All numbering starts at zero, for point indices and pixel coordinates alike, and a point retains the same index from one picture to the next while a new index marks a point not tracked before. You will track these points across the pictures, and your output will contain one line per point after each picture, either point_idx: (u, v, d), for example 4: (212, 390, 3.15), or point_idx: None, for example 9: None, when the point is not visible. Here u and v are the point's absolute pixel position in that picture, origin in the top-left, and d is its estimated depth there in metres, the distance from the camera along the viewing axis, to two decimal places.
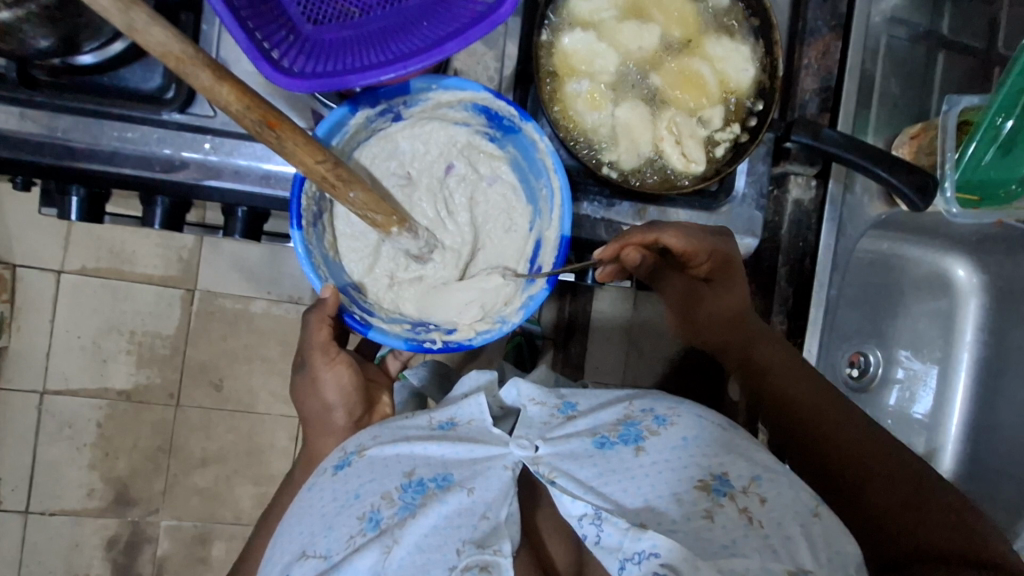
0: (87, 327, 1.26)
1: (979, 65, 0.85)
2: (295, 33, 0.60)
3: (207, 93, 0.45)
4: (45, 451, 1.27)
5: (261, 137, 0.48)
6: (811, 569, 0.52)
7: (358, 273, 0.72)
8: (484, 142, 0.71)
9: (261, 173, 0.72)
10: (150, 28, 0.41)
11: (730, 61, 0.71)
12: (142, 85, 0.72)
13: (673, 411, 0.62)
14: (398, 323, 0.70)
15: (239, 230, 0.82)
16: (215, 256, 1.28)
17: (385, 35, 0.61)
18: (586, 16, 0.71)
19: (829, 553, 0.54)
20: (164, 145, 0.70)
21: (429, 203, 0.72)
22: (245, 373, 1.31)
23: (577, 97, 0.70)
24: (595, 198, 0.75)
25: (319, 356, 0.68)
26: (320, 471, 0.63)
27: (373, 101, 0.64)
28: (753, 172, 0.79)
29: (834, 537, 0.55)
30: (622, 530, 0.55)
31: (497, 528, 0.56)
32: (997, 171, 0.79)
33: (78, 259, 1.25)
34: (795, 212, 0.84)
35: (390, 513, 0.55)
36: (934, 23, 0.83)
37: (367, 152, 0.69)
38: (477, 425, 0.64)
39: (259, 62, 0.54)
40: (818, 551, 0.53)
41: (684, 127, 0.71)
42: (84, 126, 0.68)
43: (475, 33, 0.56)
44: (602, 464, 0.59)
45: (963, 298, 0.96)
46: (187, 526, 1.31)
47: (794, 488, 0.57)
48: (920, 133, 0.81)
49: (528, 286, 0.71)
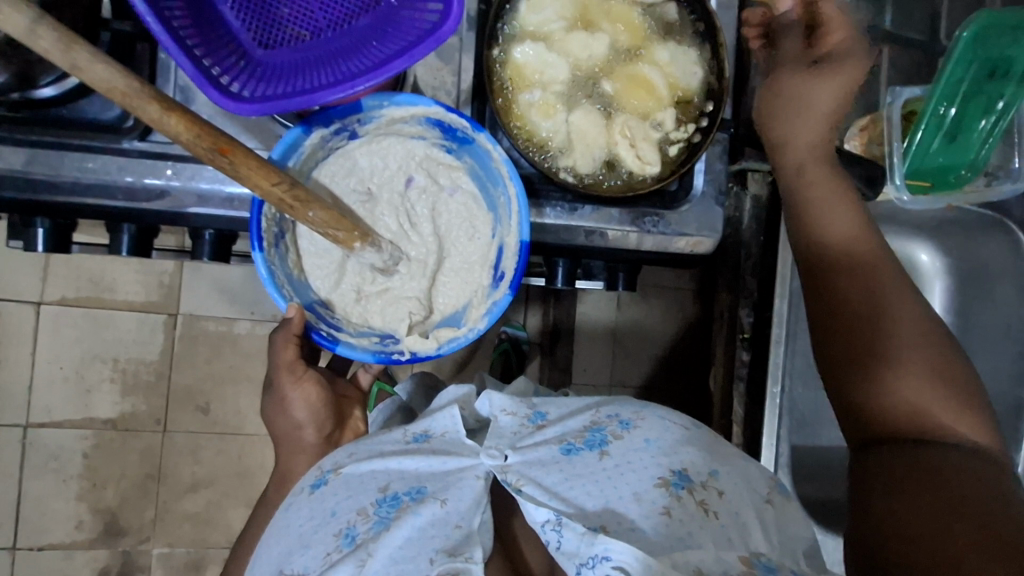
0: (69, 358, 1.26)
1: (925, 57, 0.88)
2: (246, 58, 0.61)
3: (156, 126, 0.46)
4: (30, 485, 1.25)
5: (214, 163, 0.50)
6: (764, 552, 0.55)
7: (324, 289, 0.73)
8: (442, 153, 0.73)
9: (224, 196, 0.73)
10: (93, 65, 0.42)
11: (677, 66, 0.74)
12: (101, 115, 0.71)
13: (638, 416, 0.65)
14: (366, 336, 0.72)
15: (207, 254, 0.82)
16: (196, 279, 1.28)
17: (336, 55, 0.63)
18: (537, 29, 0.73)
19: (782, 537, 0.58)
20: (126, 173, 0.71)
21: (391, 217, 0.73)
22: (232, 395, 1.31)
23: (530, 107, 0.72)
24: (557, 203, 0.76)
25: (286, 374, 0.69)
26: (297, 491, 0.63)
27: (326, 120, 0.66)
28: (711, 170, 0.80)
29: (785, 521, 0.59)
30: (579, 534, 0.55)
31: (470, 536, 0.56)
32: (947, 158, 0.82)
33: (57, 290, 1.25)
34: (755, 207, 0.88)
35: (366, 528, 0.56)
36: (878, 20, 0.86)
37: (327, 169, 0.70)
38: (451, 436, 0.65)
39: (207, 89, 0.55)
40: (771, 534, 0.56)
41: (637, 130, 0.73)
42: (43, 158, 0.69)
43: (420, 51, 0.58)
44: (567, 469, 0.60)
45: (927, 282, 0.98)
46: (180, 553, 1.30)
47: (748, 476, 0.60)
48: (869, 125, 0.84)
49: (492, 292, 0.73)
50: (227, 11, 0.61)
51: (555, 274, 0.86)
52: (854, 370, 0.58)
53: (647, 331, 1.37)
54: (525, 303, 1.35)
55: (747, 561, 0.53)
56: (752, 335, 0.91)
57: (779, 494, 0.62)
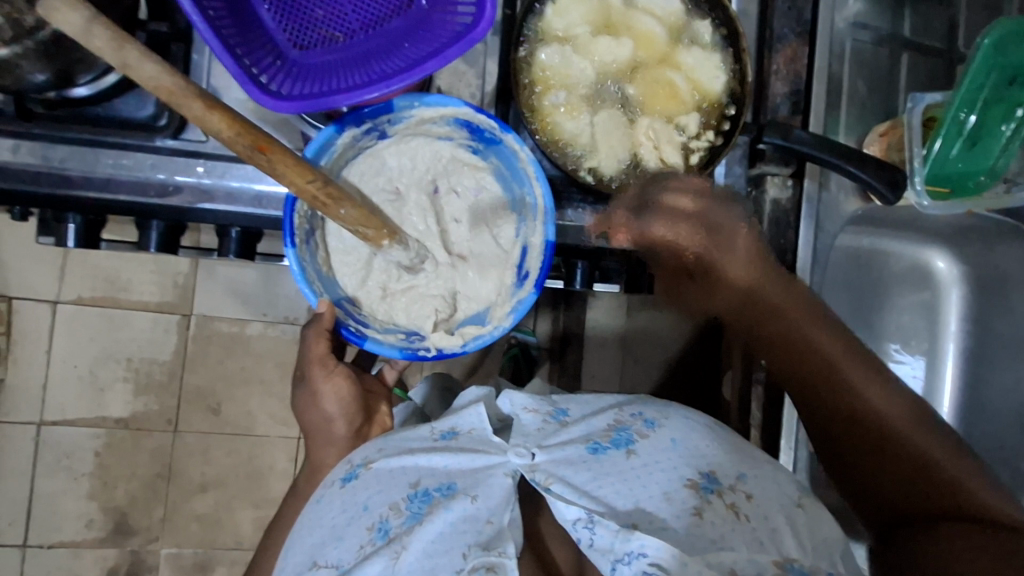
0: (84, 357, 1.27)
1: (943, 64, 0.89)
2: (282, 58, 0.63)
3: (198, 122, 0.47)
4: (42, 482, 1.26)
5: (252, 161, 0.51)
6: (797, 557, 0.55)
7: (351, 286, 0.74)
8: (467, 154, 0.74)
9: (252, 194, 0.75)
10: (143, 63, 0.44)
11: (701, 70, 0.75)
12: (135, 114, 0.72)
13: (662, 415, 0.66)
14: (393, 333, 0.73)
15: (232, 251, 0.83)
16: (211, 280, 1.30)
17: (369, 57, 0.64)
18: (561, 32, 0.74)
19: (815, 540, 0.57)
20: (158, 171, 0.72)
21: (418, 217, 0.75)
22: (244, 396, 1.32)
23: (556, 108, 0.74)
24: (578, 204, 0.78)
25: (318, 369, 0.71)
26: (327, 484, 0.64)
27: (358, 120, 0.67)
28: (731, 173, 0.85)
29: (817, 525, 0.59)
30: (613, 531, 0.56)
31: (501, 532, 0.57)
32: (965, 164, 0.83)
33: (73, 289, 1.26)
34: (774, 211, 0.86)
35: (399, 522, 0.57)
36: (896, 27, 0.87)
37: (356, 169, 0.72)
38: (477, 434, 0.66)
39: (248, 87, 0.57)
40: (802, 538, 0.56)
41: (662, 134, 0.74)
42: (79, 155, 0.71)
43: (453, 52, 0.59)
44: (596, 468, 0.60)
45: (944, 289, 0.96)
46: (189, 553, 1.30)
47: (778, 481, 0.61)
48: (889, 131, 0.84)
49: (516, 291, 0.74)
50: (265, 13, 0.63)
51: (573, 276, 0.86)
52: (816, 393, 0.69)
53: (658, 338, 1.37)
54: (536, 308, 1.35)
55: (780, 566, 0.53)
56: None
57: (809, 499, 0.61)
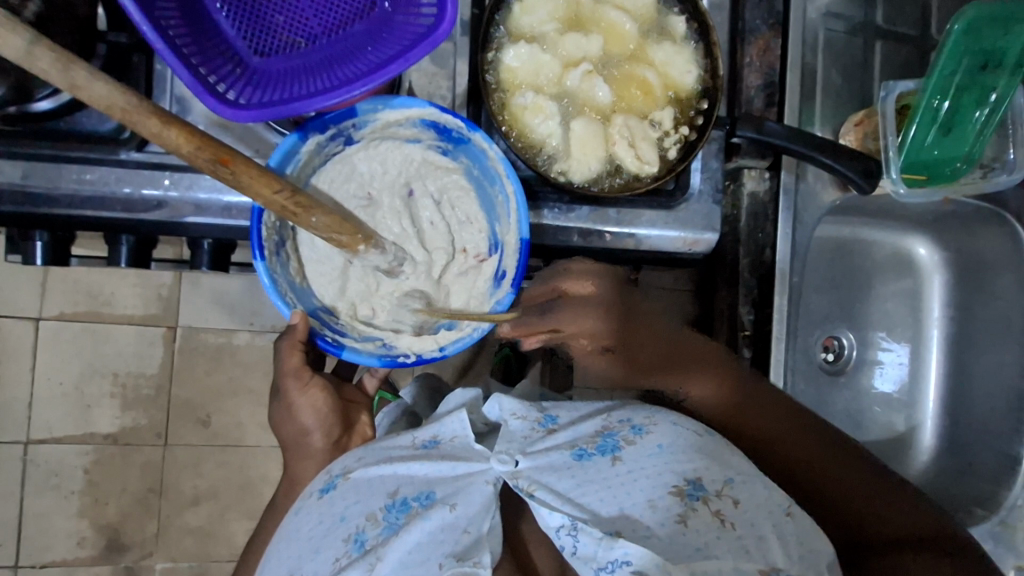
0: (68, 373, 1.25)
1: (916, 51, 0.89)
2: (243, 66, 0.62)
3: (157, 139, 0.45)
4: (32, 502, 1.24)
5: (215, 173, 0.49)
6: (783, 568, 0.54)
7: (326, 297, 0.73)
8: (438, 156, 0.73)
9: (222, 205, 0.73)
10: (92, 83, 0.42)
11: (673, 64, 0.74)
12: (98, 128, 0.71)
13: (650, 421, 0.64)
14: (372, 340, 0.73)
15: (205, 263, 0.83)
16: (195, 291, 1.28)
17: (332, 61, 0.63)
18: (530, 30, 0.73)
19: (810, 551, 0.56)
20: (124, 184, 0.71)
21: (394, 221, 0.73)
22: (233, 407, 1.31)
23: (525, 109, 0.72)
24: (554, 204, 0.77)
25: (293, 381, 0.70)
26: (305, 496, 0.64)
27: (321, 126, 0.66)
28: (706, 168, 0.81)
29: (806, 535, 0.57)
30: (597, 539, 0.55)
31: (479, 540, 0.56)
32: (942, 151, 0.82)
33: (55, 305, 1.24)
34: (752, 204, 0.88)
35: (375, 532, 0.56)
36: (869, 15, 0.87)
37: (325, 176, 0.71)
38: (461, 441, 0.65)
39: (204, 96, 0.56)
40: (789, 548, 0.55)
41: (636, 130, 0.73)
42: (41, 170, 0.69)
43: (416, 54, 0.58)
44: (580, 475, 0.60)
45: (926, 274, 0.99)
46: (182, 568, 1.29)
47: (767, 489, 0.59)
48: (864, 119, 0.83)
49: (494, 291, 0.74)
50: (222, 19, 0.62)
51: None
52: None
53: None
54: None
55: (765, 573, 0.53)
56: (753, 333, 0.88)
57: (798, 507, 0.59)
